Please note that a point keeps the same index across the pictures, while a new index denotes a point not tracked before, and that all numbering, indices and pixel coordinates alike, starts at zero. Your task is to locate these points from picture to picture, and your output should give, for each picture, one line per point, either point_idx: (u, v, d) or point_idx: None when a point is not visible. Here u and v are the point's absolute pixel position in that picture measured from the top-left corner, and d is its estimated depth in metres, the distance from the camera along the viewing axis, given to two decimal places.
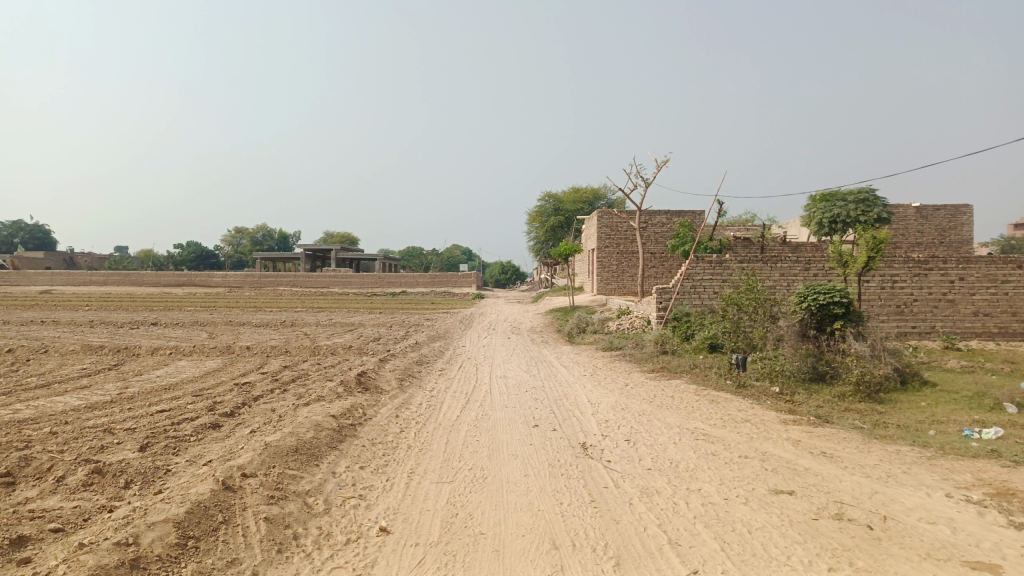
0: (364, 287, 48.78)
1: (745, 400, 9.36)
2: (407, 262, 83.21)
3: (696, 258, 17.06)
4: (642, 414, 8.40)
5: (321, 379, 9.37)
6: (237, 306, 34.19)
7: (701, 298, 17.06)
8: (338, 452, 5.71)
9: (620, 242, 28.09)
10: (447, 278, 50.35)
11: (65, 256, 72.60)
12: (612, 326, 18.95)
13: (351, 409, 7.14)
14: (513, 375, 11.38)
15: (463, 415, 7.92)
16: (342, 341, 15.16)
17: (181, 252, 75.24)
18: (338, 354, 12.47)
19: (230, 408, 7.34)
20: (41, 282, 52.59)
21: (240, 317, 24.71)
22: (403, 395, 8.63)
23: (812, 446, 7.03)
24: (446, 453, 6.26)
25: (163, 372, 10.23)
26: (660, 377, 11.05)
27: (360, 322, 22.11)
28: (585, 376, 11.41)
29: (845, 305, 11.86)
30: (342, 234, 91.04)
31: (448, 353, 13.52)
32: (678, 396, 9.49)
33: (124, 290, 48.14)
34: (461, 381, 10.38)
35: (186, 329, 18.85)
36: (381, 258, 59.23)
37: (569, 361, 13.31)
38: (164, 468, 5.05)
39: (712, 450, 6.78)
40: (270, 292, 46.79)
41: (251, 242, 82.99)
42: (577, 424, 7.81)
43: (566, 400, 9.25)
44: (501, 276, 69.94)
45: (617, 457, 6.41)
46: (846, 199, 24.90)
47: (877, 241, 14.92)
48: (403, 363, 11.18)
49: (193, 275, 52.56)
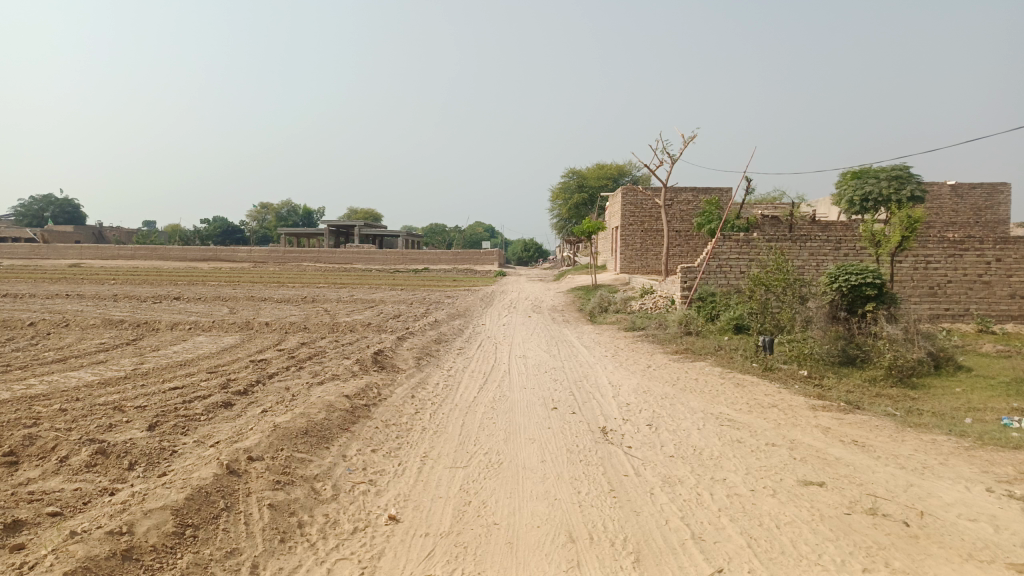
0: (387, 264, 48.80)
1: (772, 384, 9.06)
2: (430, 239, 83.17)
3: (722, 236, 16.66)
4: (665, 398, 8.15)
5: (337, 357, 9.22)
6: (261, 281, 34.36)
7: (727, 278, 16.68)
8: (350, 435, 5.53)
9: (645, 220, 27.63)
10: (469, 255, 50.18)
11: (94, 231, 73.57)
12: (635, 305, 18.64)
13: (366, 389, 6.97)
14: (533, 354, 11.16)
15: (480, 397, 7.72)
16: (362, 317, 15.05)
17: (207, 228, 75.88)
18: (357, 332, 12.33)
19: (243, 386, 7.21)
20: (70, 255, 53.30)
21: (262, 293, 24.78)
22: (420, 375, 8.46)
23: (843, 434, 6.74)
24: (462, 437, 6.07)
25: (180, 348, 10.16)
26: (684, 359, 10.77)
27: (381, 298, 22.01)
28: (607, 356, 11.16)
29: (879, 286, 11.48)
30: (366, 210, 91.20)
31: (468, 332, 13.34)
32: (702, 379, 9.21)
33: (151, 264, 48.63)
34: (480, 361, 10.18)
35: (209, 304, 18.88)
36: (404, 234, 59.18)
37: (590, 341, 13.06)
38: (169, 449, 4.91)
39: (737, 437, 6.51)
40: (294, 267, 46.99)
41: (276, 217, 83.45)
42: (598, 407, 7.58)
43: (587, 381, 9.02)
44: (524, 254, 69.65)
45: (638, 444, 6.18)
46: (879, 177, 24.20)
47: (912, 219, 14.43)
48: (421, 341, 11.01)
49: (218, 250, 52.95)
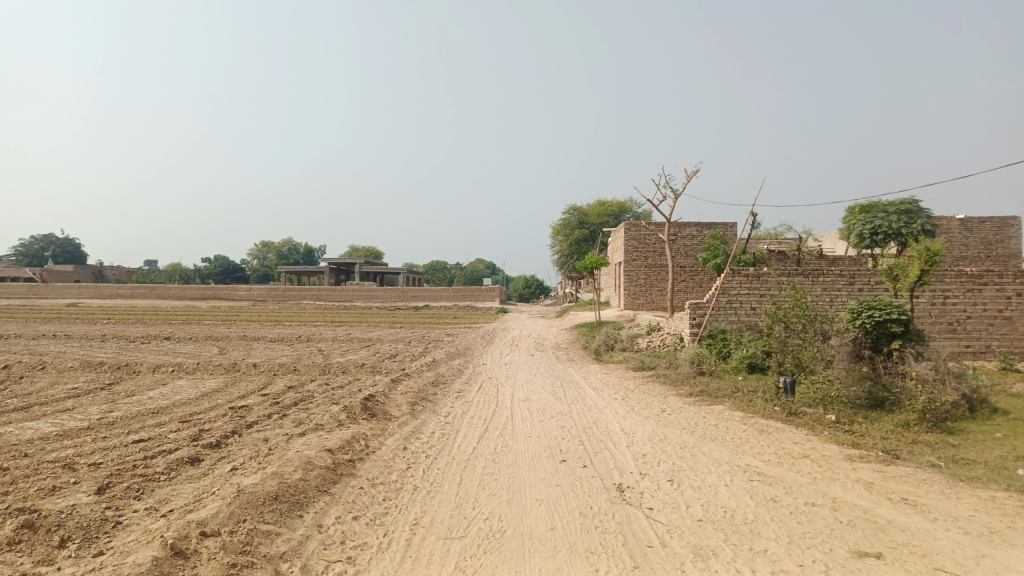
0: (387, 301, 48.14)
1: (799, 430, 8.29)
2: (431, 276, 82.67)
3: (731, 271, 16.02)
4: (684, 447, 7.42)
5: (325, 403, 8.49)
6: (258, 320, 33.67)
7: (737, 315, 15.98)
8: (329, 499, 4.79)
9: (649, 255, 27.04)
10: (470, 293, 49.57)
11: (95, 270, 73.30)
12: (642, 343, 17.92)
13: (352, 441, 6.24)
14: (537, 397, 10.42)
15: (480, 447, 6.98)
16: (357, 358, 14.33)
17: (208, 266, 75.40)
18: (349, 374, 11.59)
19: (216, 438, 6.47)
20: (69, 295, 52.70)
21: (257, 332, 24.04)
22: (414, 423, 7.71)
23: (888, 491, 6.00)
24: (460, 498, 5.33)
25: (157, 393, 9.41)
26: (699, 401, 10.02)
27: (379, 337, 21.25)
28: (616, 399, 10.41)
29: (905, 323, 10.79)
30: (367, 247, 90.94)
31: (468, 372, 12.61)
32: (722, 425, 8.46)
33: (149, 304, 48.00)
34: (480, 405, 9.44)
35: (199, 344, 18.19)
36: (405, 271, 58.74)
37: (597, 382, 12.33)
38: (113, 519, 4.16)
39: (771, 495, 5.77)
40: (293, 305, 46.36)
41: (277, 255, 83.16)
42: (611, 459, 6.84)
43: (596, 428, 8.28)
44: (525, 291, 69.16)
45: (660, 504, 5.44)
46: (888, 210, 23.59)
47: (931, 252, 13.79)
48: (417, 383, 10.28)
49: (217, 288, 52.38)
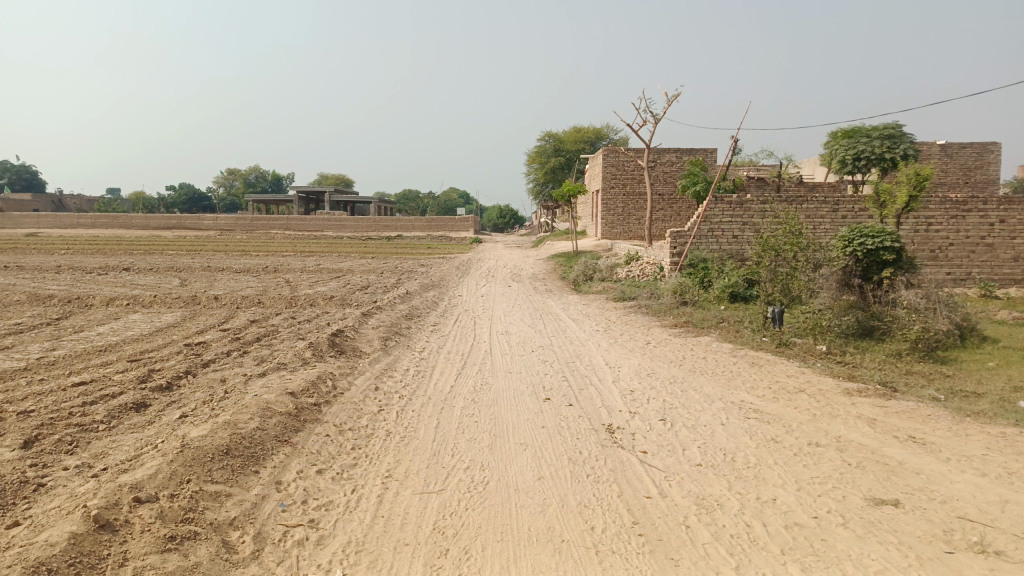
0: (359, 230, 47.07)
1: (791, 363, 7.92)
2: (404, 205, 81.10)
3: (714, 197, 15.46)
4: (674, 383, 6.99)
5: (290, 339, 7.89)
6: (225, 251, 32.62)
7: (719, 243, 15.53)
8: (289, 450, 4.25)
9: (627, 182, 26.35)
10: (443, 222, 48.63)
11: (55, 198, 70.78)
12: (621, 273, 17.48)
13: (317, 382, 5.69)
14: (517, 330, 9.93)
15: (457, 385, 6.48)
16: (326, 290, 13.65)
17: (174, 196, 73.08)
18: (317, 306, 10.96)
19: (166, 380, 5.87)
20: (27, 225, 50.73)
21: (223, 262, 23.14)
22: (386, 360, 7.17)
23: (894, 428, 5.64)
24: (437, 444, 4.83)
25: (107, 329, 8.70)
26: (685, 333, 9.60)
27: (350, 268, 20.53)
28: (599, 332, 9.96)
29: (897, 250, 10.41)
30: (338, 176, 88.70)
31: (442, 304, 12.06)
32: (711, 358, 8.04)
33: (111, 234, 46.37)
34: (457, 339, 8.92)
35: (160, 276, 17.37)
36: (377, 200, 57.40)
37: (577, 313, 11.86)
38: (34, 481, 3.58)
39: (771, 435, 5.37)
40: (262, 235, 45.13)
41: (244, 184, 80.82)
42: (598, 397, 6.38)
43: (579, 363, 7.82)
44: (499, 220, 68.26)
45: (655, 447, 5.00)
46: (871, 135, 23.03)
47: (920, 176, 13.35)
48: (389, 317, 9.69)
49: (183, 217, 50.77)
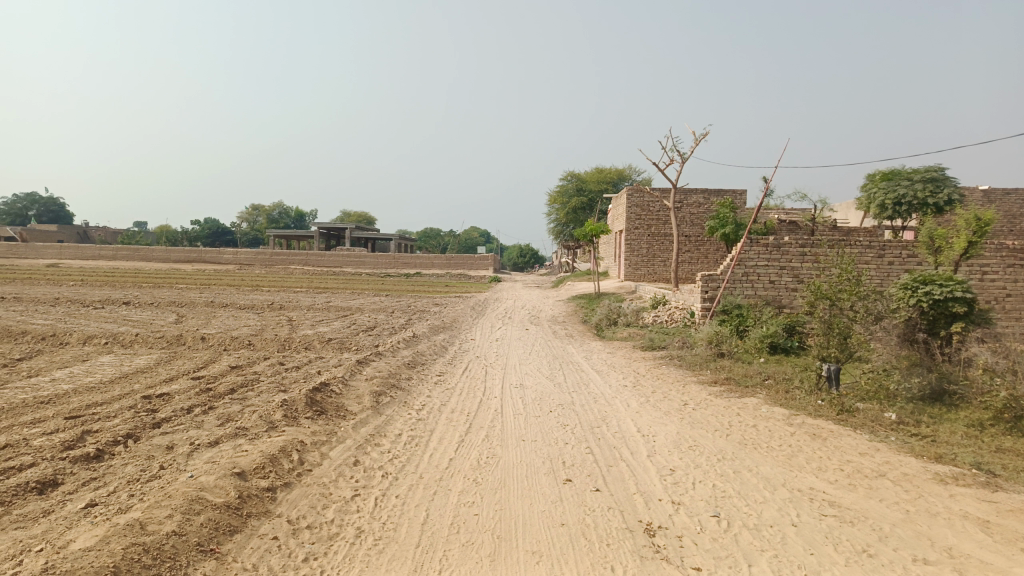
0: (377, 267, 46.33)
1: (858, 436, 6.64)
2: (424, 243, 80.74)
3: (749, 239, 14.24)
4: (722, 460, 5.73)
5: (267, 393, 6.74)
6: (239, 285, 31.87)
7: (755, 288, 14.28)
8: (212, 567, 3.08)
9: (652, 223, 25.24)
10: (463, 261, 47.73)
11: (80, 229, 71.23)
12: (647, 319, 16.25)
13: (279, 455, 4.53)
14: (533, 384, 8.73)
15: (458, 459, 5.28)
16: (327, 331, 12.53)
17: (197, 229, 73.17)
18: (311, 351, 9.84)
19: (95, 447, 4.74)
20: (48, 255, 50.52)
21: (231, 298, 22.20)
22: (375, 421, 5.99)
23: (1018, 538, 4.32)
24: (421, 553, 3.61)
25: (65, 374, 7.60)
26: (727, 392, 8.32)
27: (360, 306, 19.49)
28: (626, 388, 8.72)
29: (969, 302, 9.08)
30: (359, 212, 88.72)
31: (451, 351, 10.90)
32: (761, 427, 6.77)
33: (131, 266, 45.99)
34: (463, 394, 7.73)
35: (157, 311, 16.39)
36: (397, 238, 56.81)
37: (600, 364, 10.64)
38: None
39: (863, 547, 4.09)
40: (280, 270, 44.42)
41: (267, 219, 80.96)
42: (630, 480, 5.15)
43: (604, 429, 6.59)
44: (519, 260, 67.43)
45: (711, 563, 3.76)
46: (912, 178, 21.75)
47: (979, 221, 12.17)
48: (388, 366, 8.52)
49: (203, 250, 50.38)
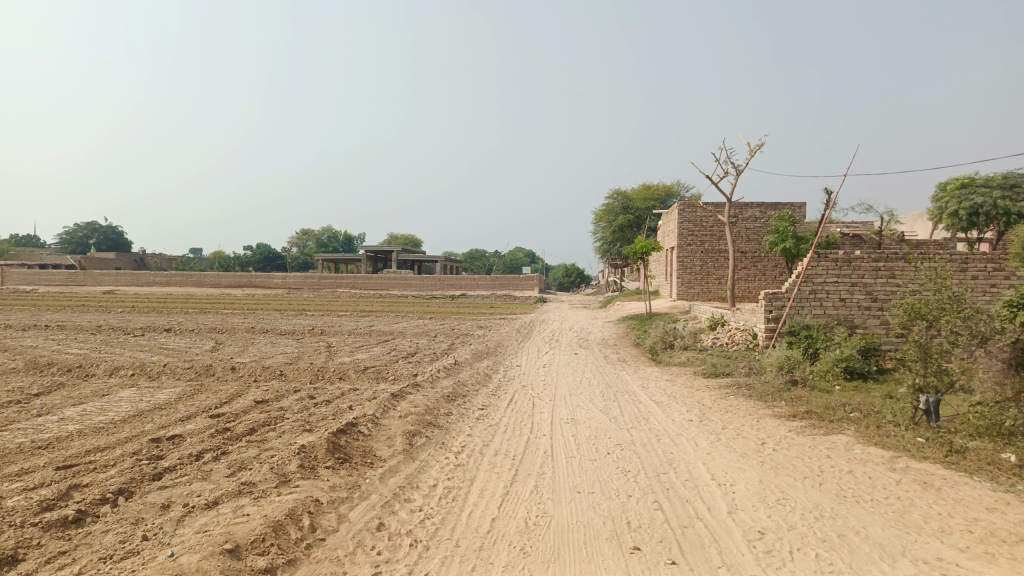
0: (424, 290, 45.97)
1: (978, 484, 5.55)
2: (470, 265, 80.47)
3: (816, 254, 13.11)
4: (819, 519, 4.76)
5: (289, 435, 6.00)
6: (286, 309, 31.80)
7: (823, 307, 13.09)
8: None
9: (705, 239, 24.11)
10: (509, 281, 47.02)
11: (138, 257, 72.99)
12: (706, 341, 15.19)
13: (285, 523, 3.75)
14: (586, 418, 7.83)
15: (502, 520, 4.42)
16: (365, 358, 11.83)
17: (249, 255, 74.28)
18: (346, 381, 9.11)
19: (77, 508, 4.02)
20: (107, 282, 51.63)
21: (274, 323, 21.75)
22: (407, 470, 5.18)
23: None
24: None
25: (77, 412, 6.99)
26: (810, 429, 7.30)
27: (403, 330, 18.82)
28: (692, 423, 7.74)
29: None
30: (405, 235, 89.04)
31: (495, 379, 10.07)
32: (859, 474, 5.75)
33: (184, 292, 46.56)
34: (508, 432, 6.88)
35: (197, 338, 15.97)
36: (443, 260, 56.46)
37: (660, 393, 9.66)
38: None
39: None
40: (328, 294, 44.42)
41: (316, 243, 81.94)
42: (712, 548, 4.23)
43: (673, 476, 5.67)
44: (566, 280, 66.50)
45: None
46: (989, 186, 20.17)
47: None
48: (425, 399, 7.73)
49: (253, 274, 50.82)
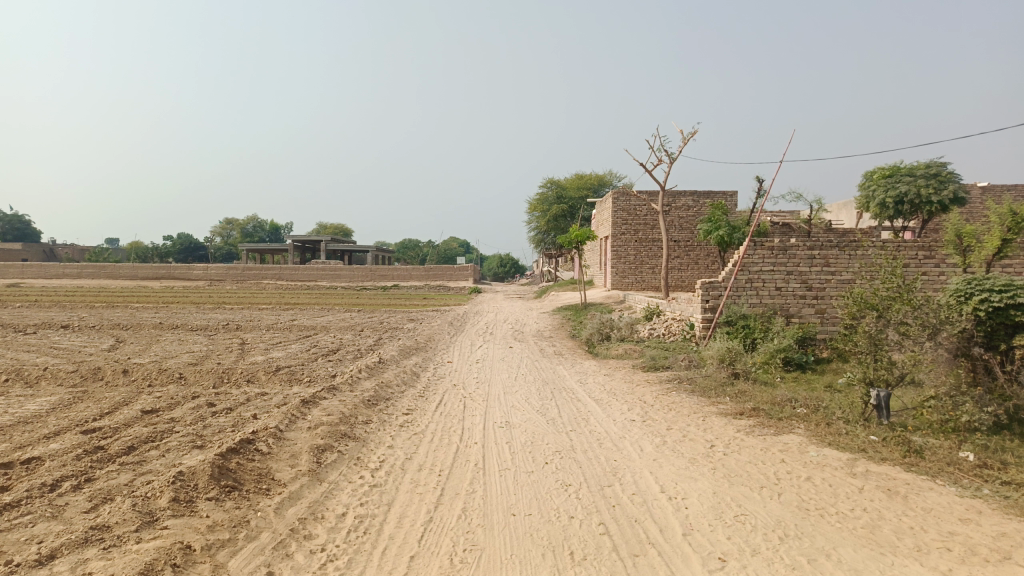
0: (354, 281, 44.55)
1: (943, 490, 5.11)
2: (402, 255, 79.00)
3: (753, 242, 12.78)
4: (783, 539, 4.21)
5: (173, 456, 5.09)
6: (205, 302, 30.00)
7: (760, 296, 12.79)
8: None
9: (638, 228, 23.81)
10: (442, 272, 46.06)
11: (46, 247, 68.54)
12: (643, 333, 14.77)
13: None
14: (521, 421, 7.15)
15: (421, 561, 3.68)
16: (280, 356, 10.83)
17: (169, 245, 70.80)
18: (254, 385, 8.16)
19: None
20: (11, 275, 48.06)
21: (187, 318, 20.23)
22: (311, 496, 4.39)
23: None
24: None
25: None
26: (760, 428, 6.82)
27: (328, 324, 17.74)
28: (634, 424, 7.16)
29: None
30: (335, 225, 86.77)
31: (422, 379, 9.28)
32: (818, 481, 5.26)
33: (96, 284, 43.71)
34: (434, 441, 6.13)
35: (95, 336, 14.54)
36: (373, 250, 54.96)
37: (598, 390, 9.07)
38: None
39: None
40: (253, 286, 42.47)
41: (241, 233, 78.86)
42: None
43: (618, 489, 5.04)
44: (500, 271, 65.98)
45: None
46: (914, 175, 20.47)
47: (1014, 216, 10.78)
48: (339, 404, 6.88)
49: (173, 266, 48.23)
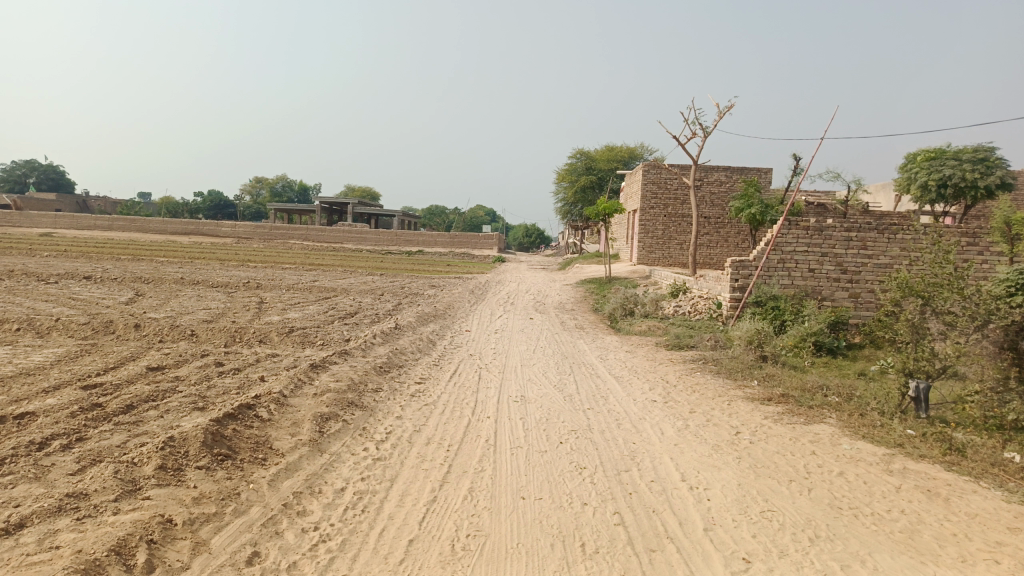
0: (379, 244, 44.45)
1: (988, 494, 4.73)
2: (428, 221, 78.79)
3: (787, 220, 12.26)
4: (812, 541, 3.88)
5: (171, 417, 4.88)
6: (229, 259, 30.02)
7: (792, 277, 12.31)
8: None
9: (668, 202, 23.22)
10: (467, 239, 45.76)
11: (79, 199, 69.30)
12: (668, 309, 14.38)
13: (105, 563, 2.68)
14: (538, 396, 6.85)
15: (420, 546, 3.41)
16: (295, 317, 10.63)
17: (199, 201, 71.26)
18: (265, 345, 7.96)
19: None
20: (43, 224, 48.66)
21: (209, 274, 20.18)
22: (309, 468, 4.14)
23: None
24: None
25: None
26: (788, 416, 6.46)
27: (349, 287, 17.55)
28: (656, 405, 6.83)
29: None
30: (363, 188, 86.71)
31: (437, 347, 9.02)
32: (852, 478, 4.90)
33: (125, 237, 44.08)
34: (445, 414, 5.86)
35: (115, 288, 14.49)
36: (400, 215, 54.79)
37: (618, 367, 8.74)
38: None
39: None
40: (279, 245, 42.56)
41: (270, 193, 79.09)
42: None
43: (635, 476, 4.74)
44: (525, 240, 65.56)
45: None
46: (960, 158, 19.61)
47: None
48: (348, 370, 6.64)
49: (201, 222, 48.48)
